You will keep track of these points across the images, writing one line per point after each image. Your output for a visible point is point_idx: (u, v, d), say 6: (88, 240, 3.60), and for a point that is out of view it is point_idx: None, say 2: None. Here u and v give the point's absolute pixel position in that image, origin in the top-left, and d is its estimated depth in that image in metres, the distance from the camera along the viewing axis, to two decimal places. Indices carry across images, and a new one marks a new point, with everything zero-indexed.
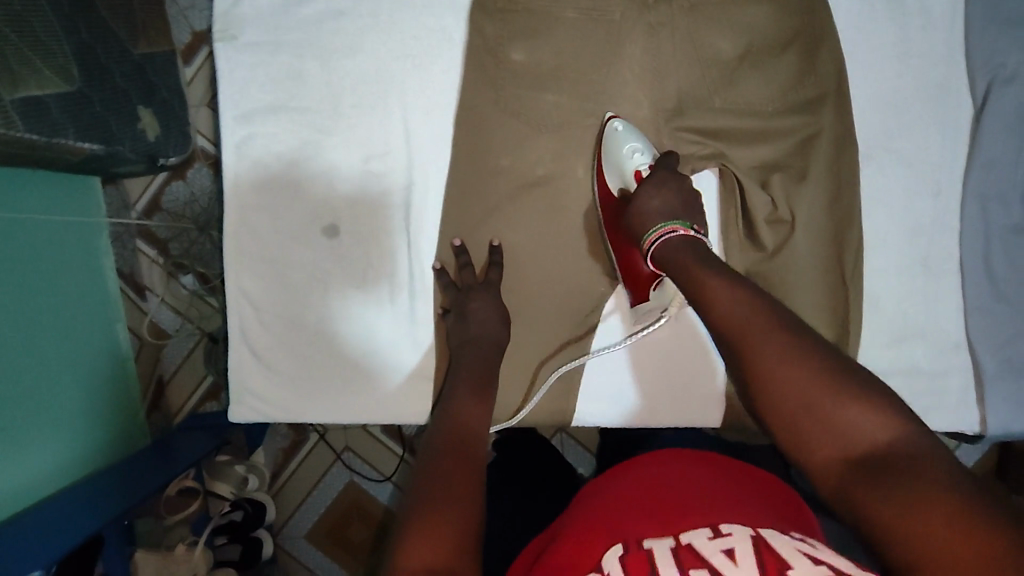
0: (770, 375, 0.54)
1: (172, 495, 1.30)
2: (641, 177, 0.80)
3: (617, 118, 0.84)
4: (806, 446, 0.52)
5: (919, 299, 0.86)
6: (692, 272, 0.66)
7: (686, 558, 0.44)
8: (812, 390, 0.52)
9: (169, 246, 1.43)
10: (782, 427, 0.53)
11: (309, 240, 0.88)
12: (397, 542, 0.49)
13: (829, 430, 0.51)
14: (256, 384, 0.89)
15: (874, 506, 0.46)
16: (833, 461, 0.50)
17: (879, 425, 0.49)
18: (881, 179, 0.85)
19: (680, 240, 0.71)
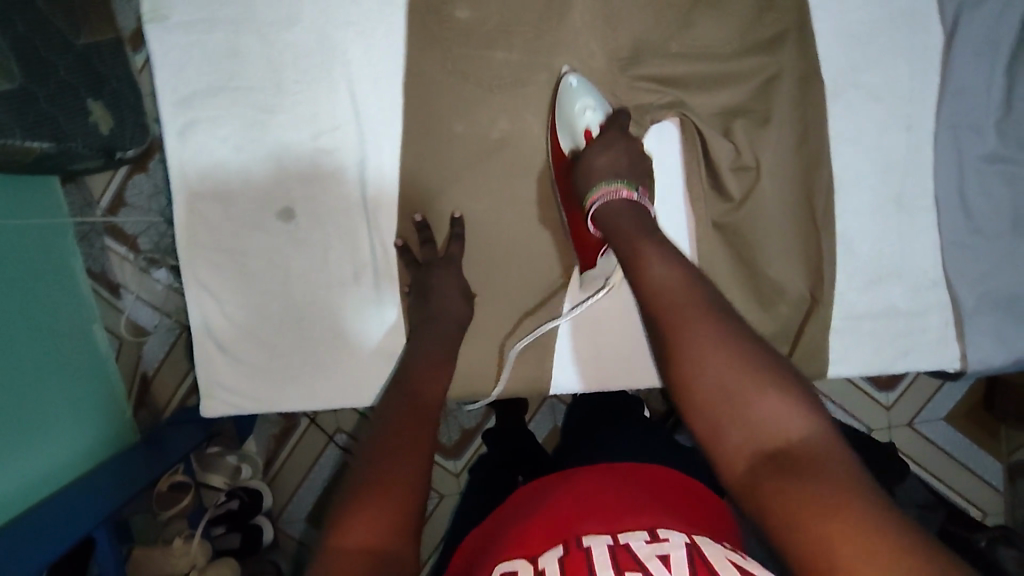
0: (701, 357, 0.53)
1: (163, 490, 1.29)
2: (591, 137, 0.78)
3: (572, 73, 0.81)
4: (721, 434, 0.50)
5: (894, 238, 0.84)
6: (634, 252, 0.63)
7: (624, 560, 0.47)
8: (734, 379, 0.51)
9: (139, 241, 1.40)
10: (701, 405, 0.51)
11: (265, 224, 0.85)
12: (336, 514, 0.51)
13: (747, 420, 0.49)
14: (226, 378, 0.87)
15: (771, 490, 0.45)
16: (743, 453, 0.48)
17: (793, 423, 0.48)
18: (849, 116, 0.82)
19: (619, 203, 0.70)
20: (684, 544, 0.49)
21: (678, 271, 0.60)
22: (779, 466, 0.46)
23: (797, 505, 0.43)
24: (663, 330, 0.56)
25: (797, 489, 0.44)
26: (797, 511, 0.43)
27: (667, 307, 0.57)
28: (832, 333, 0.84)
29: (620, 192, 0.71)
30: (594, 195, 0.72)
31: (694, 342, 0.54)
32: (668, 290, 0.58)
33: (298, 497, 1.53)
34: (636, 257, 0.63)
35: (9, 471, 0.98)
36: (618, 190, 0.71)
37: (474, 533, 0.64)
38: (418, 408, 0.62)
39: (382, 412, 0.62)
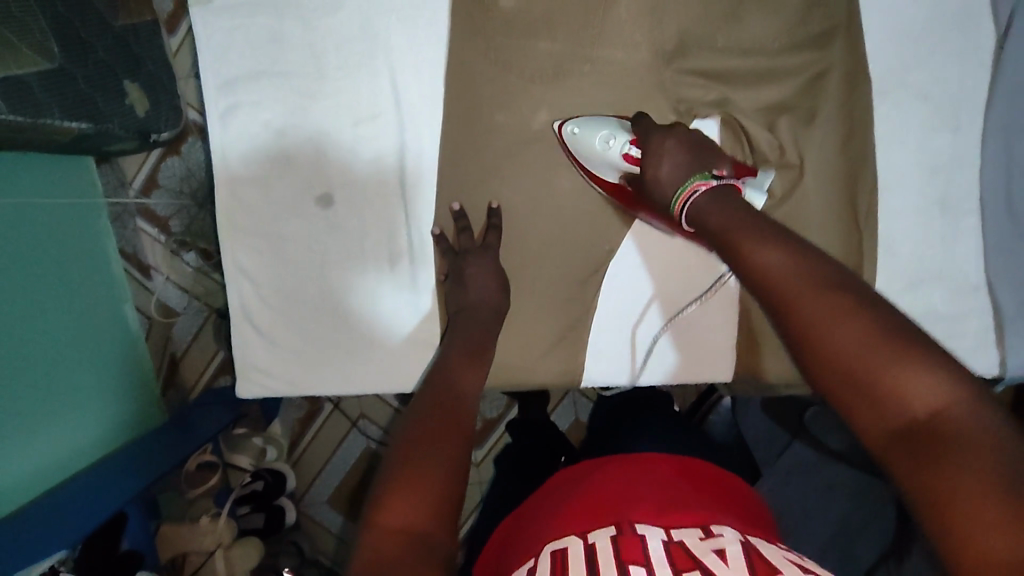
0: (825, 332, 0.49)
1: (191, 469, 1.32)
2: (637, 158, 0.79)
3: (566, 122, 0.82)
4: (856, 411, 0.47)
5: (938, 240, 0.82)
6: (733, 241, 0.61)
7: (678, 556, 0.48)
8: (866, 352, 0.47)
9: (170, 224, 1.42)
10: (833, 385, 0.48)
11: (304, 210, 0.86)
12: (377, 492, 0.53)
13: (889, 400, 0.45)
14: (263, 360, 0.88)
15: (910, 475, 0.43)
16: (888, 431, 0.45)
17: (936, 397, 0.44)
18: (897, 116, 0.81)
19: (706, 196, 0.67)
20: (741, 545, 0.49)
21: (767, 252, 0.57)
22: (918, 450, 0.43)
23: (936, 493, 0.41)
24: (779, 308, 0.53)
25: (938, 476, 0.41)
26: (941, 496, 0.40)
27: (775, 286, 0.54)
28: None
29: (702, 186, 0.68)
30: (679, 200, 0.69)
31: (812, 317, 0.51)
32: (776, 269, 0.55)
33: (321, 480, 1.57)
34: (735, 242, 0.61)
35: (37, 447, 1.01)
36: (700, 183, 0.69)
37: (506, 521, 0.66)
38: (454, 396, 0.63)
39: (420, 398, 0.63)
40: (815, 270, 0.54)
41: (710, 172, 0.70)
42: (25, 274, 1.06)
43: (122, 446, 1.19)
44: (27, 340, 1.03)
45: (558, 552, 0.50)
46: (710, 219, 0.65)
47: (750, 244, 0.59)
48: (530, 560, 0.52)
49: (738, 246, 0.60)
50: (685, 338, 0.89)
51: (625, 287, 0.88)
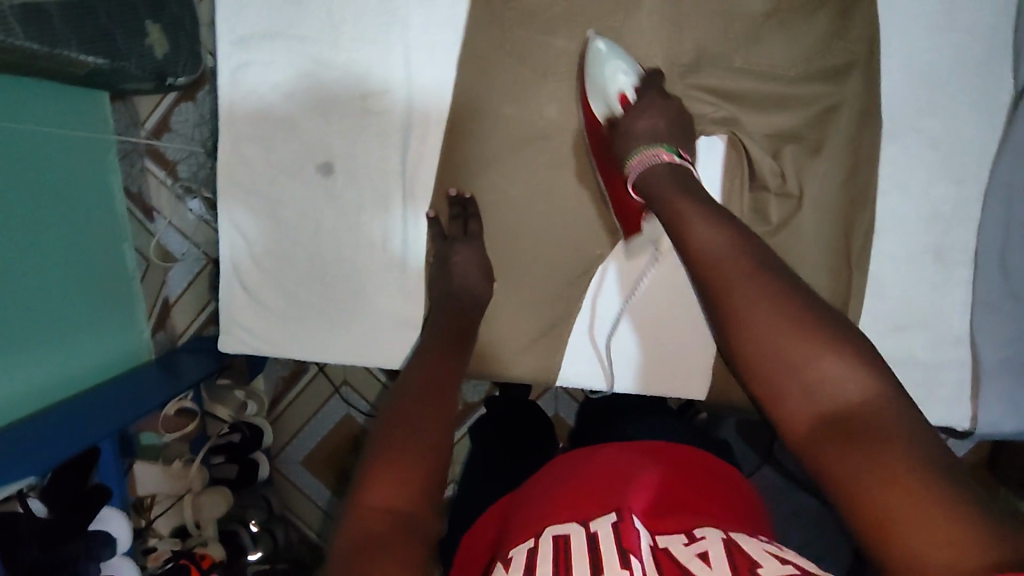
0: (758, 323, 0.53)
1: (171, 413, 1.34)
2: (628, 101, 0.77)
3: (601, 38, 0.79)
4: (782, 398, 0.51)
5: (926, 289, 0.82)
6: (679, 210, 0.64)
7: (664, 563, 0.51)
8: (788, 342, 0.51)
9: (178, 168, 1.46)
10: (755, 368, 0.53)
11: (303, 176, 0.86)
12: (360, 474, 0.54)
13: (803, 379, 0.50)
14: (247, 318, 0.90)
15: (828, 452, 0.47)
16: (805, 417, 0.50)
17: (854, 386, 0.48)
18: (903, 160, 0.80)
19: (665, 166, 0.70)
20: (724, 546, 0.53)
21: (709, 231, 0.60)
22: (837, 429, 0.47)
23: (844, 473, 0.46)
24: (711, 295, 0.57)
25: (852, 455, 0.45)
26: (849, 474, 0.45)
27: (716, 272, 0.57)
28: None
29: (663, 155, 0.70)
30: (635, 160, 0.72)
31: (744, 308, 0.54)
32: (712, 252, 0.58)
33: (298, 440, 1.61)
34: (681, 219, 0.63)
35: (20, 371, 1.02)
36: (659, 153, 0.71)
37: (503, 501, 0.71)
38: (443, 382, 0.63)
39: (406, 377, 0.64)
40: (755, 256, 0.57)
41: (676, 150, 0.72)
42: (23, 198, 1.06)
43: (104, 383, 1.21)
44: (18, 265, 1.04)
45: (560, 537, 0.54)
46: (662, 193, 0.67)
47: (697, 227, 0.61)
48: (530, 540, 0.55)
49: (682, 224, 0.62)
50: (647, 327, 0.87)
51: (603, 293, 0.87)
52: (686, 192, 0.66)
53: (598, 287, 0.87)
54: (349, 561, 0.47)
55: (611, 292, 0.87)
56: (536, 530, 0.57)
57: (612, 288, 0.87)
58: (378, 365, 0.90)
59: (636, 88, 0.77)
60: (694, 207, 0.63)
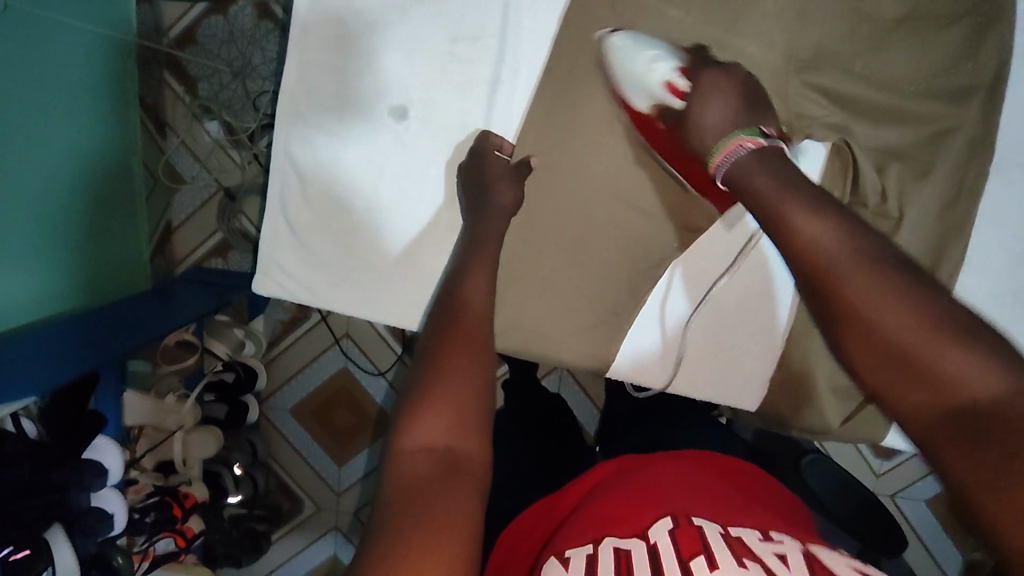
0: (877, 321, 0.49)
1: (170, 345, 1.31)
2: (680, 90, 0.75)
3: (616, 32, 0.76)
4: (902, 394, 0.47)
5: (1001, 334, 0.79)
6: (774, 207, 0.59)
7: (738, 546, 0.50)
8: (910, 334, 0.47)
9: (198, 85, 1.36)
10: (872, 362, 0.49)
11: (374, 117, 0.80)
12: (398, 421, 0.53)
13: (930, 376, 0.46)
14: (287, 261, 0.83)
15: (958, 456, 0.43)
16: (926, 411, 0.46)
17: (993, 386, 0.43)
18: (1005, 197, 0.76)
19: (751, 153, 0.66)
20: (803, 550, 0.51)
21: (811, 226, 0.55)
22: (966, 427, 0.43)
23: (970, 466, 0.42)
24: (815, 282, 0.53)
25: (985, 463, 0.42)
26: (984, 480, 0.41)
27: (822, 269, 0.53)
28: None
29: (748, 143, 0.67)
30: (720, 154, 0.69)
31: (856, 296, 0.50)
32: (818, 251, 0.54)
33: (291, 387, 1.55)
34: (775, 211, 0.58)
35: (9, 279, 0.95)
36: (746, 138, 0.67)
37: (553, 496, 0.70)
38: (478, 331, 0.59)
39: (429, 328, 0.60)
40: (869, 250, 0.52)
41: (758, 129, 0.69)
42: (24, 92, 0.97)
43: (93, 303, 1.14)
44: (13, 167, 0.96)
45: (620, 552, 0.51)
46: (751, 185, 0.62)
47: (797, 215, 0.56)
48: (588, 547, 0.53)
49: (778, 217, 0.58)
50: (725, 349, 0.85)
51: (673, 288, 0.84)
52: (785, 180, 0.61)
53: (667, 281, 0.84)
54: (394, 514, 0.46)
55: (680, 286, 0.84)
56: (590, 533, 0.55)
57: (681, 282, 0.84)
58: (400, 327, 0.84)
59: (681, 70, 0.75)
60: (791, 204, 0.57)
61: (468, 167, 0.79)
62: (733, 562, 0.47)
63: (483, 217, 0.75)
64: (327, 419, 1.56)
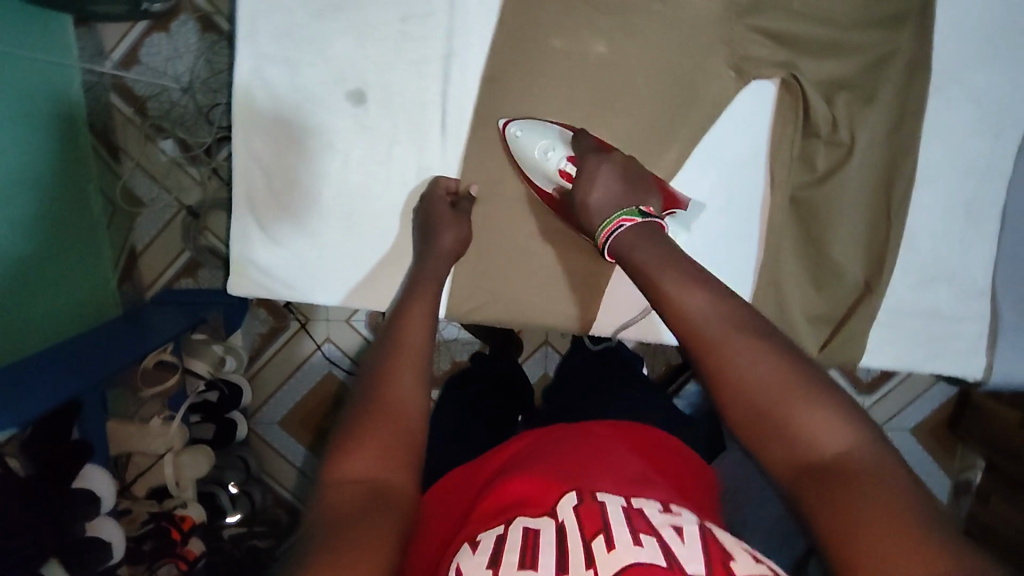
0: (741, 380, 0.47)
1: (150, 367, 1.23)
2: (568, 175, 0.76)
3: (514, 122, 0.79)
4: (766, 440, 0.45)
5: (954, 242, 0.84)
6: (651, 277, 0.56)
7: (637, 521, 0.47)
8: (781, 395, 0.45)
9: (147, 104, 1.33)
10: (743, 416, 0.47)
11: (332, 104, 0.79)
12: (332, 448, 0.52)
13: (796, 434, 0.44)
14: (262, 258, 0.82)
15: (815, 506, 0.42)
16: (791, 461, 0.44)
17: (842, 444, 0.43)
18: (944, 112, 0.81)
19: (632, 232, 0.62)
20: (699, 525, 0.49)
21: (692, 296, 0.52)
22: (824, 477, 0.42)
23: (837, 514, 0.40)
24: (696, 345, 0.50)
25: (848, 518, 0.40)
26: (847, 536, 0.39)
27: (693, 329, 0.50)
28: (875, 324, 0.85)
29: (626, 222, 0.63)
30: (604, 235, 0.65)
31: (730, 356, 0.48)
32: (698, 321, 0.51)
33: (275, 399, 1.53)
34: (654, 283, 0.55)
35: None
36: (627, 218, 0.63)
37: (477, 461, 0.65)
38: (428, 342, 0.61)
39: (383, 341, 0.62)
40: (738, 309, 0.51)
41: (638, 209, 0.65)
42: None
43: (61, 340, 1.11)
44: None
45: (529, 531, 0.47)
46: (636, 261, 0.59)
47: (672, 288, 0.53)
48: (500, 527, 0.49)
49: (658, 289, 0.54)
50: None
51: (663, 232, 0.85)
52: (662, 255, 0.58)
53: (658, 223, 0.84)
54: (325, 536, 0.45)
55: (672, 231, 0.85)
56: (502, 512, 0.51)
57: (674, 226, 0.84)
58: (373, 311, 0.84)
59: (570, 156, 0.77)
60: (676, 271, 0.54)
61: (421, 213, 0.80)
62: (629, 539, 0.45)
63: (444, 247, 0.76)
64: (316, 425, 1.55)
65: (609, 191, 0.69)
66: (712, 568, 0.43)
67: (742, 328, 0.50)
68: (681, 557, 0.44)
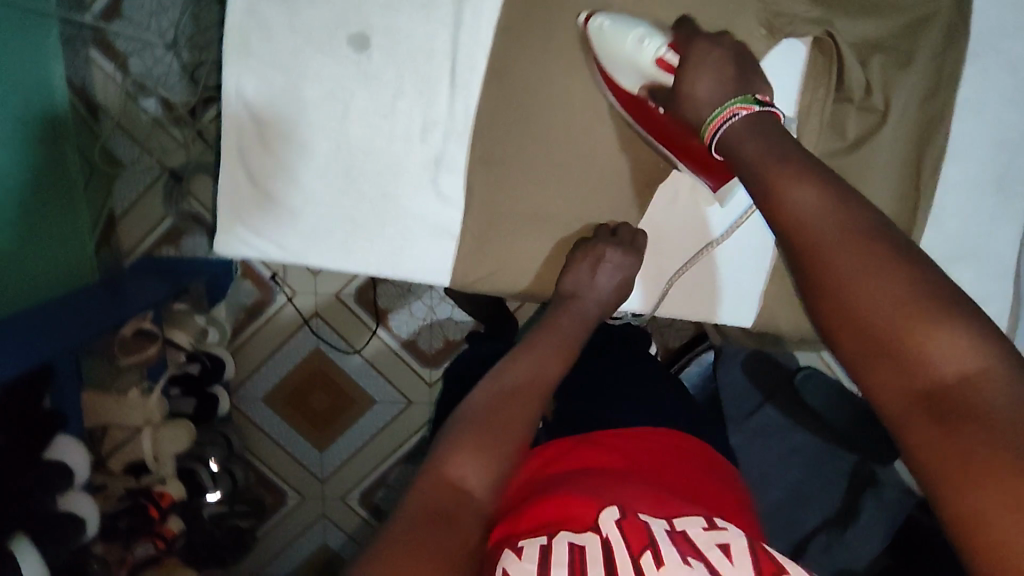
0: (851, 287, 0.45)
1: (127, 335, 1.15)
2: (669, 64, 0.68)
3: (598, 15, 0.72)
4: (873, 370, 0.43)
5: (981, 220, 0.81)
6: (764, 175, 0.54)
7: (682, 543, 0.45)
8: (896, 315, 0.43)
9: (129, 62, 1.25)
10: (850, 341, 0.45)
11: (332, 49, 0.73)
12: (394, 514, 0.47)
13: (911, 358, 0.41)
14: (252, 215, 0.77)
15: (925, 446, 0.39)
16: (902, 392, 0.41)
17: (967, 365, 0.39)
18: (980, 82, 0.77)
19: (744, 122, 0.59)
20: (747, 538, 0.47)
21: (801, 194, 0.51)
22: (935, 409, 0.39)
23: (949, 457, 0.38)
24: (806, 251, 0.48)
25: (956, 451, 0.38)
26: (962, 475, 0.37)
27: (805, 234, 0.49)
28: None
29: (742, 110, 0.60)
30: (713, 125, 0.62)
31: (840, 273, 0.46)
32: (807, 222, 0.49)
33: (259, 376, 1.46)
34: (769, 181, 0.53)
35: None
36: (739, 107, 0.60)
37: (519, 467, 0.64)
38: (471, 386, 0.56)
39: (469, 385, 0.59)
40: (857, 215, 0.48)
41: (751, 96, 0.62)
42: None
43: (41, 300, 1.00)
44: None
45: (575, 548, 0.44)
46: (746, 155, 0.57)
47: (787, 183, 0.52)
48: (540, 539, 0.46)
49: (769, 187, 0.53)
50: (721, 268, 0.85)
51: (675, 207, 0.83)
52: (776, 147, 0.56)
53: (669, 197, 0.83)
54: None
55: (684, 204, 0.83)
56: (545, 526, 0.48)
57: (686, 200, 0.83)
58: (376, 276, 0.79)
59: (670, 46, 0.68)
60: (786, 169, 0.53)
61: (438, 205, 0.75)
62: (678, 560, 0.44)
63: None
64: (303, 403, 1.48)
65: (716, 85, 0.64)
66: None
67: (861, 238, 0.46)
68: None
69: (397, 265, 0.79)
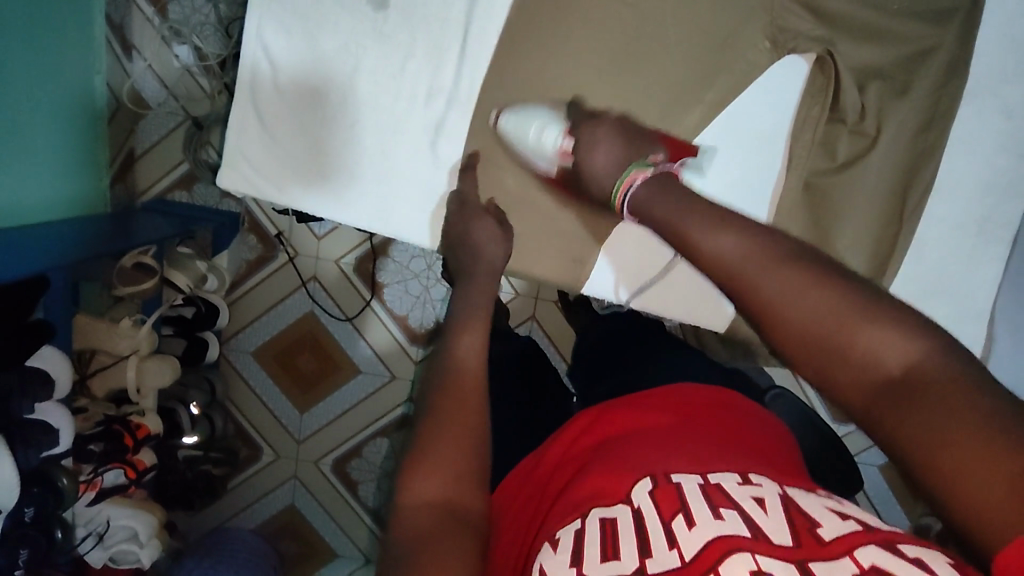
0: (788, 313, 0.46)
1: (127, 266, 1.17)
2: (567, 152, 0.74)
3: (503, 114, 0.78)
4: (830, 373, 0.44)
5: (961, 259, 0.82)
6: (678, 224, 0.55)
7: (715, 496, 0.44)
8: (828, 318, 0.44)
9: (169, 8, 1.28)
10: (800, 348, 0.45)
11: (353, 5, 0.76)
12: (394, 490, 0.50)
13: (854, 355, 0.43)
14: (256, 154, 0.79)
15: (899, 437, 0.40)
16: (863, 388, 0.42)
17: (903, 350, 0.41)
18: (975, 123, 0.78)
19: (644, 188, 0.61)
20: (781, 495, 0.45)
21: (717, 237, 0.52)
22: (895, 399, 0.40)
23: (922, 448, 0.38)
24: (733, 282, 0.50)
25: (924, 434, 0.38)
26: (943, 460, 0.37)
27: (728, 270, 0.50)
28: None
29: (638, 176, 0.62)
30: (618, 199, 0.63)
31: (777, 296, 0.47)
32: (732, 260, 0.50)
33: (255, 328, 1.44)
34: (682, 231, 0.54)
35: None
36: (636, 173, 0.62)
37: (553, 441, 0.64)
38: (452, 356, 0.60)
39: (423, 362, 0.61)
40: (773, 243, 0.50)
41: (647, 162, 0.64)
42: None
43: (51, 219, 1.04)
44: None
45: (607, 523, 0.44)
46: (656, 215, 0.58)
47: (699, 233, 0.53)
48: (577, 523, 0.46)
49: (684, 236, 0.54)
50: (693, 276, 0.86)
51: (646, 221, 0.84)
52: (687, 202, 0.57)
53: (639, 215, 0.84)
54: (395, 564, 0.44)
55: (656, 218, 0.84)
56: (578, 507, 0.47)
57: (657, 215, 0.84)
58: (373, 230, 0.82)
59: (567, 132, 0.74)
60: (698, 219, 0.54)
61: None
62: (709, 514, 0.42)
63: None
64: (290, 363, 1.46)
65: (612, 151, 0.67)
66: (799, 537, 0.40)
67: (779, 261, 0.48)
68: (765, 529, 0.40)
69: (397, 222, 0.82)
